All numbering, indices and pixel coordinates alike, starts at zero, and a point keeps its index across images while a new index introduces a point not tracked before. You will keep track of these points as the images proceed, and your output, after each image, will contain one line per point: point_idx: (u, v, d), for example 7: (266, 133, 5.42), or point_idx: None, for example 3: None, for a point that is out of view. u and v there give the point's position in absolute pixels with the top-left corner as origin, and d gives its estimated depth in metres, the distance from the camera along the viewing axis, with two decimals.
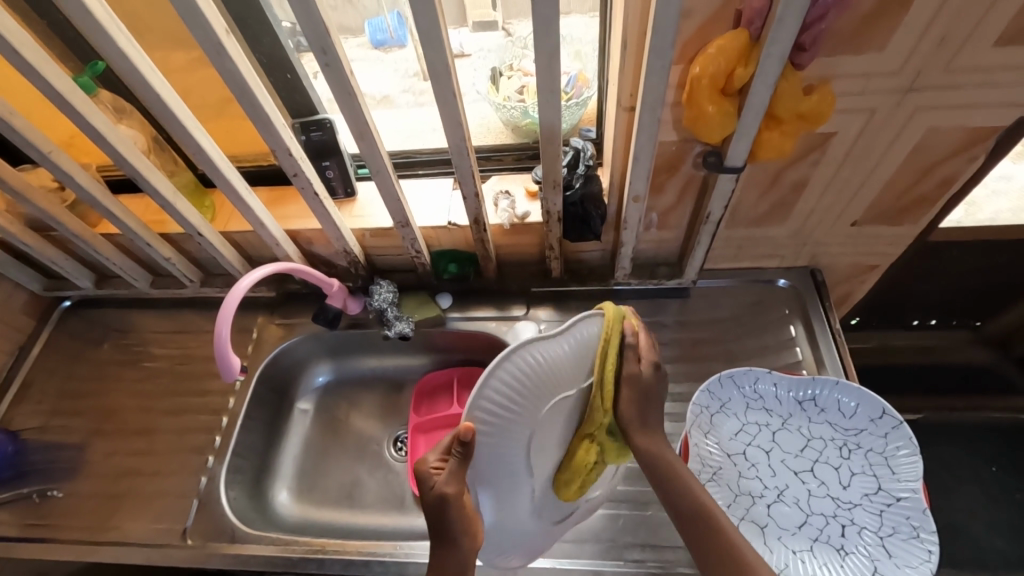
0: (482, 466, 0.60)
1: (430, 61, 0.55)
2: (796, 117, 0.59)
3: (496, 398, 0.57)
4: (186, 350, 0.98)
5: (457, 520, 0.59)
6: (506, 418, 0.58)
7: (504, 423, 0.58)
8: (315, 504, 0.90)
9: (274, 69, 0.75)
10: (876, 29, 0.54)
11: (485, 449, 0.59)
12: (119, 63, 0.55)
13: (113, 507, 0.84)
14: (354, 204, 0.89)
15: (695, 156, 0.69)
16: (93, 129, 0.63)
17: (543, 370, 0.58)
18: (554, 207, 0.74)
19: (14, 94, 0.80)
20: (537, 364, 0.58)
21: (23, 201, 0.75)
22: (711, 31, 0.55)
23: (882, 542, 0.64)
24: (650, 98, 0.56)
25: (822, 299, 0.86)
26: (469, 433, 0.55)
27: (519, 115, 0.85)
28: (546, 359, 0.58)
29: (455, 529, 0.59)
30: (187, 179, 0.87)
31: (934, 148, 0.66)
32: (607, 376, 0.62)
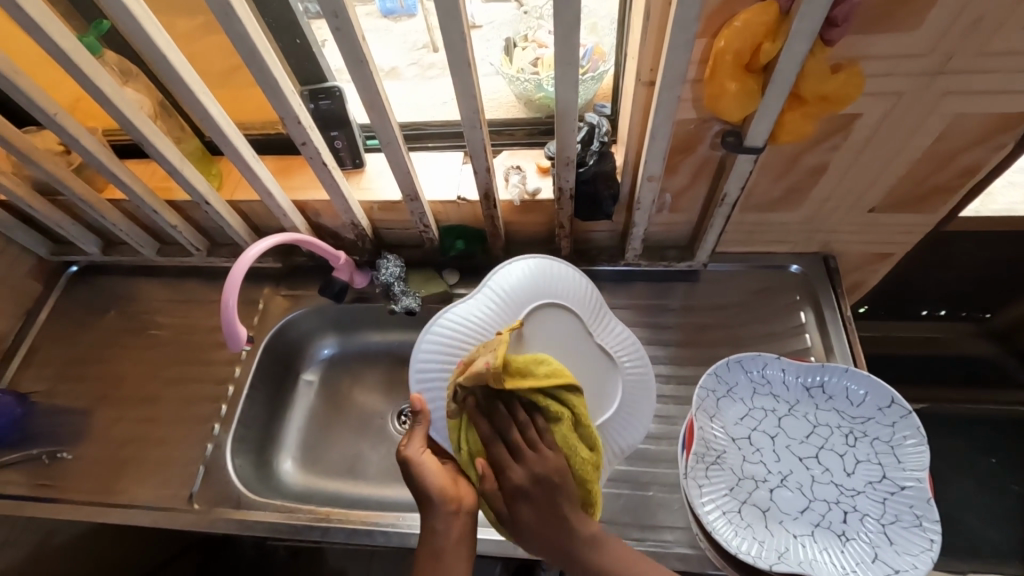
0: (445, 423, 0.69)
1: (444, 29, 0.53)
2: (819, 97, 0.57)
3: (431, 356, 0.70)
4: (192, 318, 0.98)
5: (432, 481, 0.61)
6: (445, 370, 0.70)
7: (445, 375, 0.70)
8: (319, 474, 0.92)
9: (284, 33, 0.72)
10: (911, 6, 0.51)
11: (440, 409, 0.70)
12: (125, 22, 0.53)
13: (121, 471, 0.85)
14: (362, 176, 0.87)
15: (713, 136, 0.67)
16: (99, 92, 0.62)
17: (460, 324, 0.72)
18: (566, 183, 0.73)
19: (18, 53, 0.78)
20: (459, 321, 0.72)
21: (28, 163, 0.74)
22: (738, 4, 0.53)
23: (883, 529, 0.65)
24: (671, 73, 0.54)
25: (834, 286, 0.85)
26: (417, 401, 0.65)
27: (532, 89, 0.83)
28: (467, 309, 0.73)
29: (432, 495, 0.61)
30: (194, 146, 0.86)
31: (962, 134, 0.64)
32: (491, 518, 0.63)
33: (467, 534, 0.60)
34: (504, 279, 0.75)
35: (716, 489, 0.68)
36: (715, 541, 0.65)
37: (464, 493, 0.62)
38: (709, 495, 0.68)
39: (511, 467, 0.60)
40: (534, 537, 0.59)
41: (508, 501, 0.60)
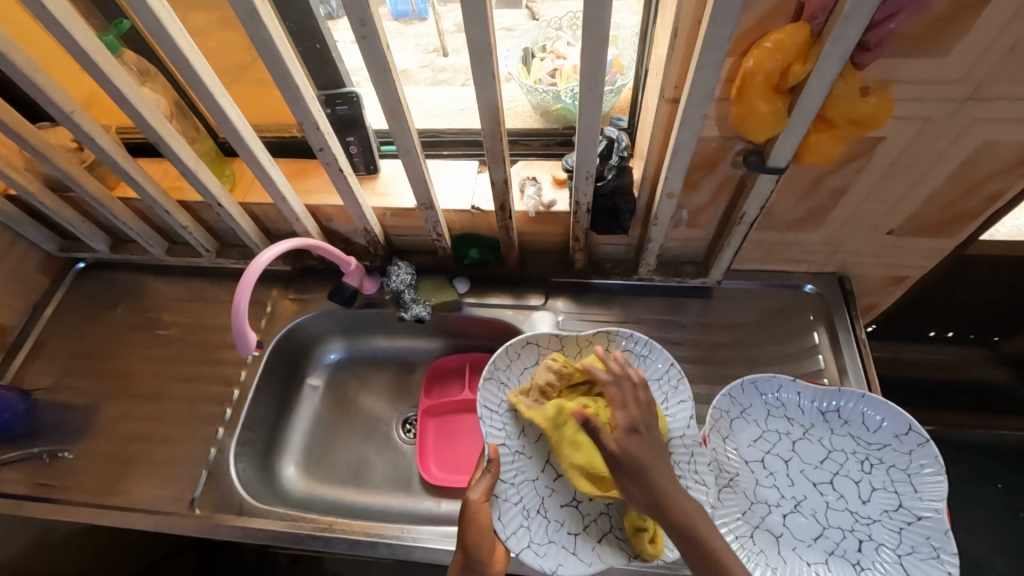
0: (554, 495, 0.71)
1: (472, 38, 0.52)
2: (847, 120, 0.56)
3: (595, 554, 0.68)
4: (199, 319, 0.98)
5: (483, 539, 0.64)
6: (584, 522, 0.71)
7: (565, 507, 0.71)
8: (322, 482, 0.91)
9: (304, 38, 0.72)
10: (943, 31, 0.50)
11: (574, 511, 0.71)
12: (149, 22, 0.53)
13: (123, 472, 0.84)
14: (377, 182, 0.87)
15: (735, 154, 0.66)
16: (118, 92, 0.61)
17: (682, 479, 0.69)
18: (584, 197, 0.72)
19: (35, 47, 0.78)
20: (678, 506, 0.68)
21: (42, 160, 0.73)
22: (769, 23, 0.52)
23: (900, 560, 0.64)
24: (697, 91, 0.53)
25: (849, 308, 0.84)
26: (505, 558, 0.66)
27: (550, 100, 0.82)
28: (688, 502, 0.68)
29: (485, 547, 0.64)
30: (208, 147, 0.86)
31: (987, 160, 0.63)
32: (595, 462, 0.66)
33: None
34: (694, 532, 0.66)
35: (729, 514, 0.68)
36: None
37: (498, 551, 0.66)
38: (721, 519, 0.67)
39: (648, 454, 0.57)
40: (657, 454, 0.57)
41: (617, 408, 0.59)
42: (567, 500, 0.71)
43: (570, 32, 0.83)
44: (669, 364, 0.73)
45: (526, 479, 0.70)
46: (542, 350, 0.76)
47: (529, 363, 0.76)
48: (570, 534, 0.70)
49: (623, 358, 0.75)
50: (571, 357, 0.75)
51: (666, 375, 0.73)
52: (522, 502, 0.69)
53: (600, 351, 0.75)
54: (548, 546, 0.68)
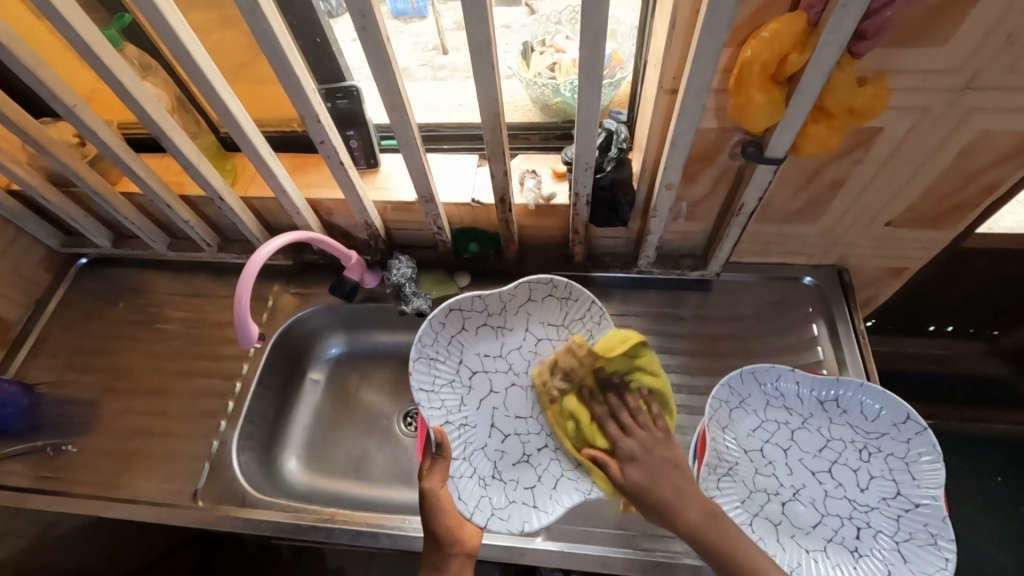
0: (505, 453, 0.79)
1: (471, 30, 0.53)
2: (844, 110, 0.57)
3: (554, 499, 0.74)
4: (201, 313, 0.98)
5: (443, 518, 0.67)
6: (538, 471, 0.78)
7: (516, 464, 0.79)
8: (324, 474, 0.91)
9: (304, 31, 0.72)
10: (941, 20, 0.51)
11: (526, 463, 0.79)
12: (151, 15, 0.53)
13: (126, 464, 0.85)
14: (377, 176, 0.87)
15: (733, 146, 0.66)
16: (120, 84, 0.62)
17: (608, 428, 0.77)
18: (583, 189, 0.72)
19: (38, 42, 0.78)
20: None
21: (44, 154, 0.73)
22: (767, 13, 0.53)
23: (897, 547, 0.64)
24: (695, 82, 0.54)
25: (848, 300, 0.84)
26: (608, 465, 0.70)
27: (549, 93, 0.82)
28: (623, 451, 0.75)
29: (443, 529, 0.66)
30: (210, 141, 0.86)
31: (985, 150, 0.63)
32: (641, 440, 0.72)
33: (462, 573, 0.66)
34: None
35: (728, 501, 0.68)
36: None
37: (467, 535, 0.68)
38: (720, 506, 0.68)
39: (639, 473, 0.67)
40: (657, 478, 0.66)
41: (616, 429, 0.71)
42: (518, 458, 0.79)
43: (569, 26, 0.84)
44: (590, 301, 0.80)
45: (474, 448, 0.78)
46: (465, 314, 0.80)
47: (454, 333, 0.80)
48: (529, 489, 0.76)
49: (544, 304, 0.82)
50: (493, 316, 0.81)
51: (590, 314, 0.80)
52: (477, 473, 0.77)
53: (525, 303, 0.82)
54: (509, 506, 0.75)
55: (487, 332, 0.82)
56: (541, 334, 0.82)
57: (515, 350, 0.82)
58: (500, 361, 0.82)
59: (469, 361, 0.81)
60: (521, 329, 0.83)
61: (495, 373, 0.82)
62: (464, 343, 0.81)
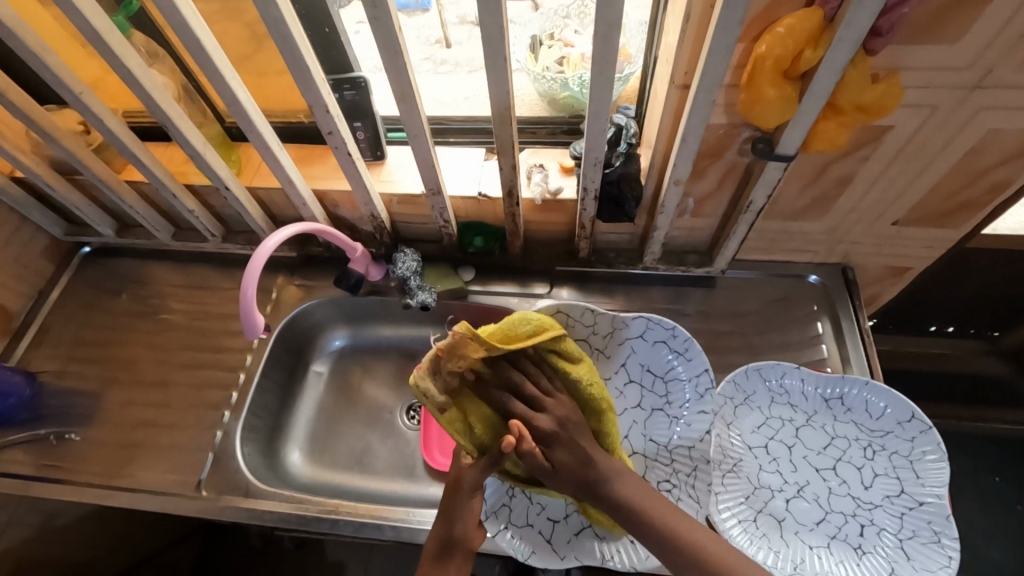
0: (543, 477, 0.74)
1: (483, 21, 0.52)
2: (857, 107, 0.56)
3: (569, 548, 0.69)
4: (204, 304, 0.98)
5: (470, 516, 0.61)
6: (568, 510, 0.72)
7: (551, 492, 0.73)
8: (326, 466, 0.91)
9: (312, 21, 0.72)
10: (955, 17, 0.51)
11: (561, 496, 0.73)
12: (161, 2, 0.53)
13: (129, 454, 0.85)
14: (383, 168, 0.87)
15: (742, 142, 0.66)
16: (128, 72, 0.61)
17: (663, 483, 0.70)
18: (591, 184, 0.72)
19: (43, 29, 0.78)
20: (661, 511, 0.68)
21: (50, 142, 0.73)
22: (781, 9, 0.52)
23: (900, 544, 0.64)
24: (708, 78, 0.53)
25: (852, 299, 0.85)
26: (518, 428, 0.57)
27: (557, 88, 0.82)
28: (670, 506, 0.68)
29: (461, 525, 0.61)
30: (216, 131, 0.86)
31: (994, 149, 0.63)
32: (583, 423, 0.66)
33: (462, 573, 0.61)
34: None
35: (732, 497, 0.69)
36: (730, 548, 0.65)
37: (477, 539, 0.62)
38: (724, 502, 0.68)
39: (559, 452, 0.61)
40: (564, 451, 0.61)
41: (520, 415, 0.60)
42: None
43: (577, 21, 0.83)
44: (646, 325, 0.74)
45: None
46: (571, 321, 0.76)
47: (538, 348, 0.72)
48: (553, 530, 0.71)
49: (653, 350, 0.74)
50: (596, 338, 0.76)
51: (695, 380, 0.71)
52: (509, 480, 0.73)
53: (634, 339, 0.75)
54: (525, 528, 0.71)
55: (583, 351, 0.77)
56: (636, 377, 0.75)
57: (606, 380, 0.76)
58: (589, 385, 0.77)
59: None
60: (617, 362, 0.76)
61: None
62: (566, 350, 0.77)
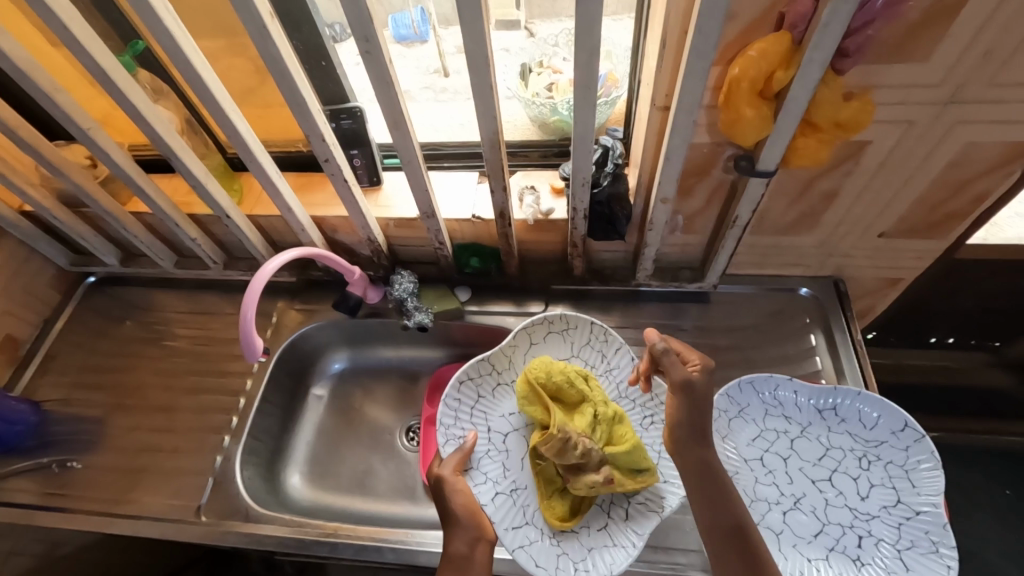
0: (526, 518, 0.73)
1: (471, 53, 0.55)
2: (833, 124, 0.58)
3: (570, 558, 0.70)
4: (207, 330, 1.00)
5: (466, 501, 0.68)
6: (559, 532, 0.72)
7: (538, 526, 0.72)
8: (326, 490, 0.91)
9: (311, 55, 0.75)
10: (921, 38, 0.53)
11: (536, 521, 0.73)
12: (166, 43, 0.56)
13: (131, 481, 0.85)
14: (380, 193, 0.89)
15: (726, 160, 0.68)
16: (134, 108, 0.64)
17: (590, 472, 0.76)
18: (580, 204, 0.74)
19: (54, 68, 0.81)
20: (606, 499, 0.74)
21: (59, 176, 0.76)
22: (754, 33, 0.55)
23: (900, 555, 0.64)
24: (687, 99, 0.56)
25: (845, 311, 0.85)
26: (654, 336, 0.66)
27: (547, 112, 0.85)
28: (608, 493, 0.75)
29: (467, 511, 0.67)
30: (218, 162, 0.89)
31: (971, 161, 0.65)
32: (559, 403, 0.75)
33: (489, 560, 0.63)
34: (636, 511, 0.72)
35: None
36: None
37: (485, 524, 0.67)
38: None
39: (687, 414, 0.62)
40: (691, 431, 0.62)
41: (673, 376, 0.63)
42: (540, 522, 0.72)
43: (566, 48, 0.86)
44: (590, 324, 0.82)
45: (490, 475, 0.76)
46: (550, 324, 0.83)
47: (473, 402, 0.80)
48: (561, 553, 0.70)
49: (553, 344, 0.84)
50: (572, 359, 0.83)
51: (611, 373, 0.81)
52: (513, 533, 0.71)
53: (551, 336, 0.84)
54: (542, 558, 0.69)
55: (555, 339, 0.84)
56: None
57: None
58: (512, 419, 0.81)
59: (496, 424, 0.80)
60: None
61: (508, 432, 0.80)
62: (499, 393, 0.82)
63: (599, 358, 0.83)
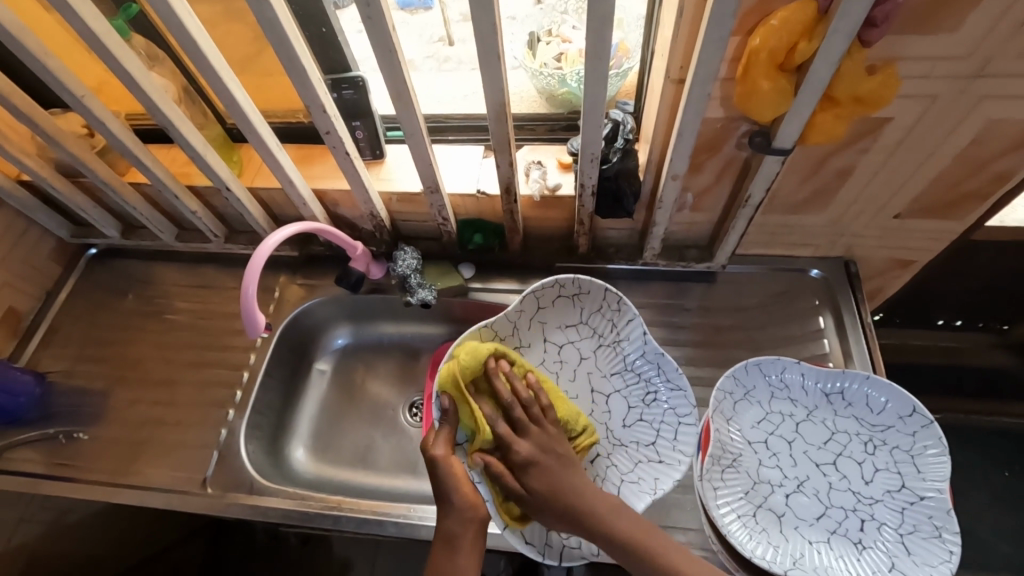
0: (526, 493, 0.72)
1: (476, 21, 0.52)
2: (854, 99, 0.56)
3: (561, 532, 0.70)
4: (209, 304, 0.99)
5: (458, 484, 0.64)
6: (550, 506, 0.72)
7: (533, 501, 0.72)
8: (330, 463, 0.92)
9: (309, 21, 0.72)
10: (953, 7, 0.50)
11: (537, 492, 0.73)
12: (158, 6, 0.54)
13: (136, 452, 0.86)
14: (382, 166, 0.87)
15: (740, 136, 0.66)
16: (127, 75, 0.62)
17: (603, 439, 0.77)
18: (588, 179, 0.72)
19: (46, 34, 0.79)
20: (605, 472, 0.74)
21: (54, 146, 0.74)
22: (775, 1, 0.52)
23: (901, 539, 0.64)
24: (701, 72, 0.53)
25: (854, 292, 0.84)
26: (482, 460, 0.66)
27: (555, 84, 0.82)
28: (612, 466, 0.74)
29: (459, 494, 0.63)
30: (217, 132, 0.87)
31: (995, 140, 0.63)
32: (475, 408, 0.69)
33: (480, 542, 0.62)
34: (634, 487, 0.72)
35: (732, 492, 0.68)
36: (730, 544, 0.66)
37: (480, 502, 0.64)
38: (725, 497, 0.68)
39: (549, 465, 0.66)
40: (550, 512, 0.63)
41: (519, 475, 0.65)
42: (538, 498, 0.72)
43: (576, 16, 0.83)
44: (603, 290, 0.76)
45: None
46: (561, 288, 0.76)
47: None
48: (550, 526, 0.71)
49: (559, 308, 0.78)
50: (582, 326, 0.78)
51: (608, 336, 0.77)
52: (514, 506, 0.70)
53: (559, 300, 0.77)
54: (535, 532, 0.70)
55: (564, 303, 0.78)
56: (563, 341, 0.79)
57: (539, 365, 0.79)
58: None
59: None
60: (539, 343, 0.79)
61: None
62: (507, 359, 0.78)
63: (608, 327, 0.77)
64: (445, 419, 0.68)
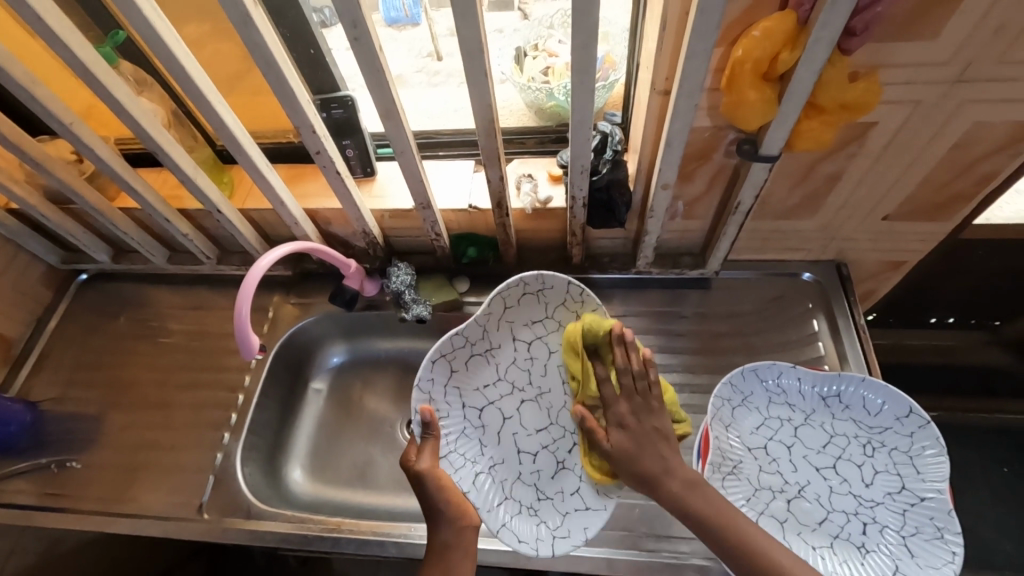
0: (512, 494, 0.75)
1: (463, 39, 0.53)
2: (839, 106, 0.57)
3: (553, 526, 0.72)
4: (202, 326, 0.98)
5: (443, 494, 0.66)
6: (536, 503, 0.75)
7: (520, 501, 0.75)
8: (328, 484, 0.91)
9: (298, 43, 0.72)
10: (931, 15, 0.51)
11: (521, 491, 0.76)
12: (147, 34, 0.54)
13: (130, 479, 0.85)
14: (374, 184, 0.88)
15: (728, 145, 0.67)
16: (116, 101, 0.62)
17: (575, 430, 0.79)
18: (579, 191, 0.72)
19: (33, 61, 0.78)
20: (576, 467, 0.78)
21: (43, 172, 0.74)
22: (757, 13, 0.53)
23: (904, 541, 0.64)
24: (688, 83, 0.54)
25: (847, 295, 0.84)
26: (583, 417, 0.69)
27: (543, 98, 0.82)
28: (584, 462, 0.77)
29: (444, 501, 0.66)
30: (207, 155, 0.87)
31: (979, 142, 0.64)
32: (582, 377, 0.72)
33: (473, 543, 0.64)
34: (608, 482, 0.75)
35: (734, 500, 0.68)
36: None
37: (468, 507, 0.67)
38: None
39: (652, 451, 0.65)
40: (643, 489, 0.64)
41: (612, 434, 0.67)
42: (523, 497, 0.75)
43: (562, 30, 0.84)
44: (566, 283, 0.76)
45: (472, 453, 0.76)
46: (525, 288, 0.76)
47: (448, 378, 0.77)
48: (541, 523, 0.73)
49: (524, 305, 0.78)
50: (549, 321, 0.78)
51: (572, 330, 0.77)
52: (501, 508, 0.73)
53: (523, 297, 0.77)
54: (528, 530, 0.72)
55: (529, 300, 0.78)
56: (530, 338, 0.79)
57: (510, 365, 0.79)
58: (500, 387, 0.79)
59: (474, 400, 0.78)
60: (508, 341, 0.79)
61: (501, 401, 0.79)
62: (474, 367, 0.78)
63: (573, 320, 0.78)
64: (426, 430, 0.70)
